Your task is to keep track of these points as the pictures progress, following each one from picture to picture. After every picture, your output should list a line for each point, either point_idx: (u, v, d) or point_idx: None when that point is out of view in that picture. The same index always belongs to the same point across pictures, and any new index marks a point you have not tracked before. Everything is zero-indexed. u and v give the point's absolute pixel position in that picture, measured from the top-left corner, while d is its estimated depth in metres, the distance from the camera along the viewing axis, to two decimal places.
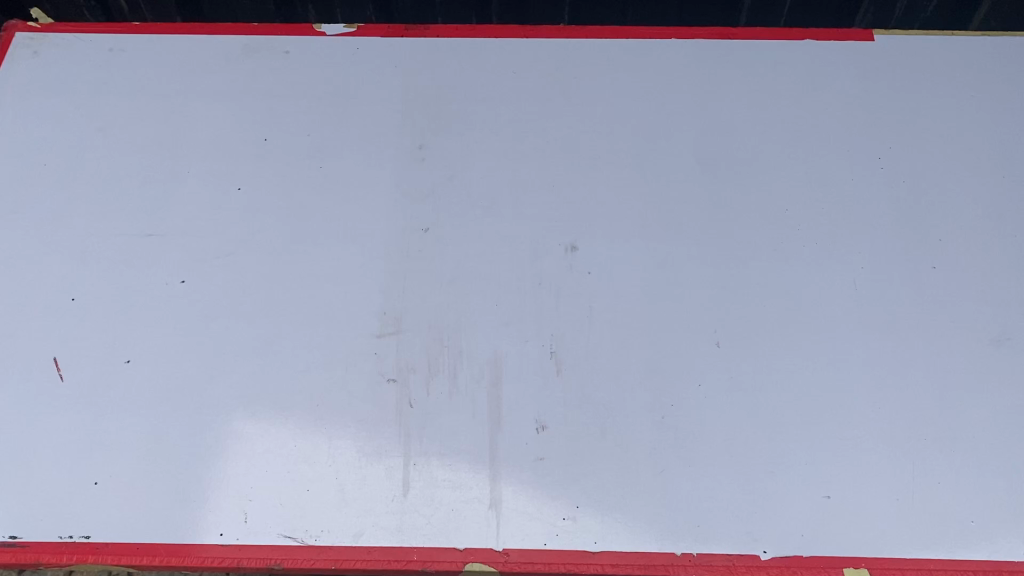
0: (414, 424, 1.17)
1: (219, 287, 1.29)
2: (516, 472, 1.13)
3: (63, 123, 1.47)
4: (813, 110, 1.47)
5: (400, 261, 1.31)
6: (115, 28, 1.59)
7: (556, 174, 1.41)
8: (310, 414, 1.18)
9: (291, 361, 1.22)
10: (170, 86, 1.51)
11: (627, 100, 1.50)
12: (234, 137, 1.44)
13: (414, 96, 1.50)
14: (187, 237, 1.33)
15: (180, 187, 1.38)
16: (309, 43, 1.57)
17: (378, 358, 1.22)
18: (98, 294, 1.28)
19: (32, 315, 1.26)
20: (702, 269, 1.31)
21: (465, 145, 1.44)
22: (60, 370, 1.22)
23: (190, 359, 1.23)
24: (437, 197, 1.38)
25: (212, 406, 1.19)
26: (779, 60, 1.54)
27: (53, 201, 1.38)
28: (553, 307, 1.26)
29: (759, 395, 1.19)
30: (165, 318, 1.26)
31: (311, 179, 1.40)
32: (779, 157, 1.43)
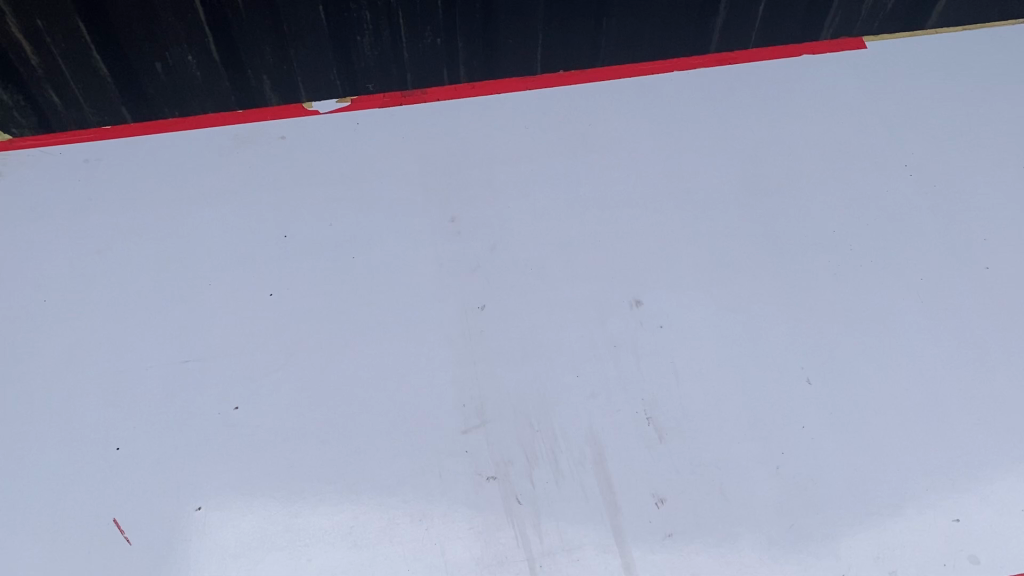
0: (529, 523, 1.10)
1: (277, 406, 1.18)
2: (648, 555, 1.08)
3: (54, 251, 1.33)
4: (831, 126, 1.48)
5: (465, 346, 1.23)
6: (84, 136, 1.47)
7: (599, 227, 1.36)
8: (415, 533, 1.09)
9: (378, 477, 1.13)
10: (166, 193, 1.40)
11: (647, 140, 1.46)
12: (252, 239, 1.34)
13: (430, 165, 1.42)
14: (230, 358, 1.23)
15: (208, 304, 1.28)
16: (303, 125, 1.48)
17: (471, 457, 1.14)
18: (148, 439, 1.16)
19: (78, 475, 1.13)
20: (771, 304, 1.28)
21: (497, 210, 1.37)
22: (125, 532, 1.09)
23: (268, 493, 1.12)
24: (484, 269, 1.31)
25: (307, 543, 1.09)
26: (783, 81, 1.54)
27: (65, 340, 1.24)
28: (636, 369, 1.21)
29: (862, 427, 1.17)
30: (229, 452, 1.15)
31: (346, 272, 1.31)
32: (811, 176, 1.42)
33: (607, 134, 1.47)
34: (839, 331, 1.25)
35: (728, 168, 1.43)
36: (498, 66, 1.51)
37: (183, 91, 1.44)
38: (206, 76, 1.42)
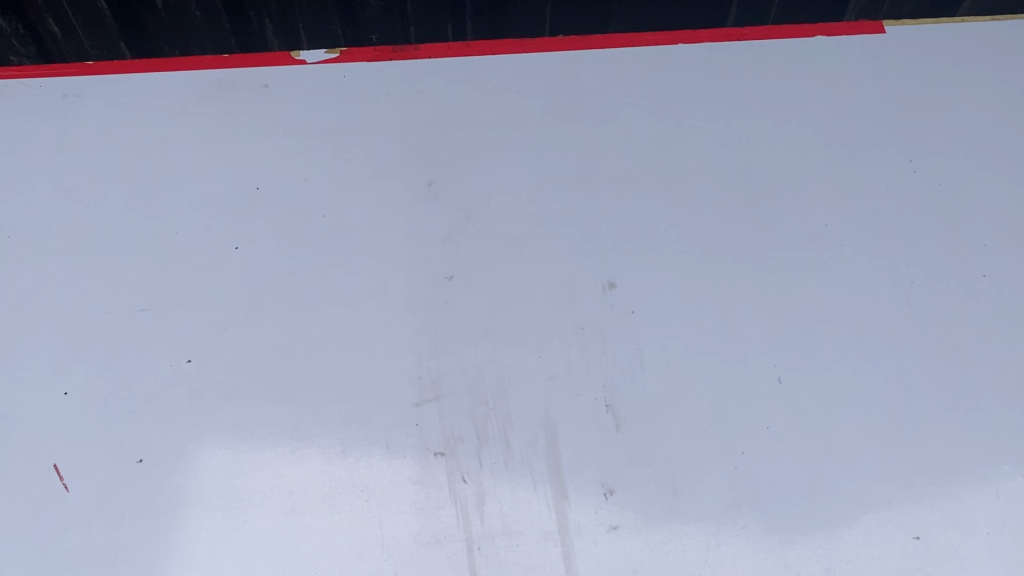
0: (472, 503, 1.07)
1: (231, 364, 1.16)
2: (589, 546, 1.06)
3: (24, 188, 1.31)
4: (837, 113, 1.41)
5: (428, 317, 1.20)
6: (65, 69, 1.42)
7: (581, 202, 1.30)
8: (356, 503, 1.07)
9: (324, 443, 1.10)
10: (141, 135, 1.36)
11: (643, 113, 1.39)
12: (224, 190, 1.31)
13: (413, 125, 1.37)
14: (188, 310, 1.20)
15: (172, 254, 1.25)
16: (287, 73, 1.42)
17: (421, 431, 1.11)
18: (97, 386, 1.14)
19: (22, 418, 1.12)
20: (751, 297, 1.22)
21: (477, 178, 1.32)
22: (65, 479, 1.07)
23: (210, 450, 1.10)
24: (457, 239, 1.26)
25: (247, 504, 1.07)
26: (794, 61, 1.46)
27: (27, 280, 1.23)
28: (601, 355, 1.17)
29: (830, 433, 1.12)
30: (176, 406, 1.13)
31: (315, 231, 1.27)
32: (810, 165, 1.35)
33: (602, 104, 1.40)
34: (818, 330, 1.20)
35: (724, 150, 1.36)
36: (498, 25, 1.43)
37: (184, 31, 1.39)
38: (206, 17, 1.37)
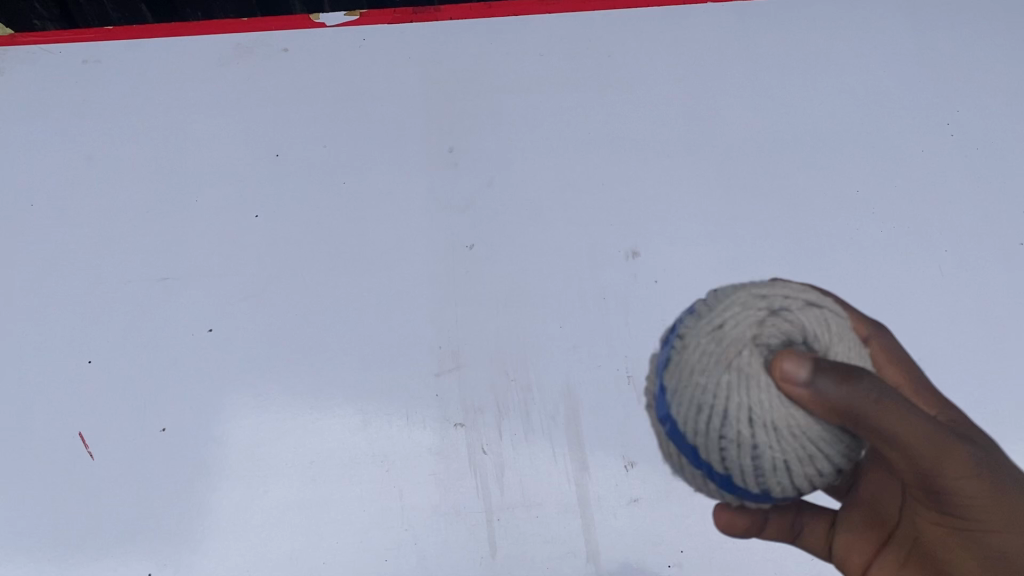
0: (492, 474, 1.06)
1: (251, 333, 1.15)
2: (609, 519, 1.04)
3: (46, 155, 1.31)
4: (872, 76, 1.36)
5: (448, 287, 1.18)
6: (85, 35, 1.41)
7: (605, 167, 1.27)
8: (377, 472, 1.07)
9: (344, 414, 1.10)
10: (161, 101, 1.35)
11: (670, 75, 1.35)
12: (243, 156, 1.29)
13: (435, 90, 1.35)
14: (209, 279, 1.20)
15: (192, 222, 1.24)
16: (307, 36, 1.40)
17: (441, 401, 1.10)
18: (120, 354, 1.15)
19: (47, 386, 1.13)
20: (778, 266, 1.19)
21: (499, 144, 1.29)
22: (89, 447, 1.09)
23: (234, 419, 1.10)
24: (478, 206, 1.24)
25: (267, 473, 1.07)
26: (827, 21, 1.41)
27: (51, 248, 1.23)
28: (623, 324, 1.14)
29: None
30: (198, 375, 1.13)
31: (335, 197, 1.25)
32: (842, 130, 1.31)
33: (626, 66, 1.36)
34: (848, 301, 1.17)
35: (753, 113, 1.32)
36: None
37: None
38: None
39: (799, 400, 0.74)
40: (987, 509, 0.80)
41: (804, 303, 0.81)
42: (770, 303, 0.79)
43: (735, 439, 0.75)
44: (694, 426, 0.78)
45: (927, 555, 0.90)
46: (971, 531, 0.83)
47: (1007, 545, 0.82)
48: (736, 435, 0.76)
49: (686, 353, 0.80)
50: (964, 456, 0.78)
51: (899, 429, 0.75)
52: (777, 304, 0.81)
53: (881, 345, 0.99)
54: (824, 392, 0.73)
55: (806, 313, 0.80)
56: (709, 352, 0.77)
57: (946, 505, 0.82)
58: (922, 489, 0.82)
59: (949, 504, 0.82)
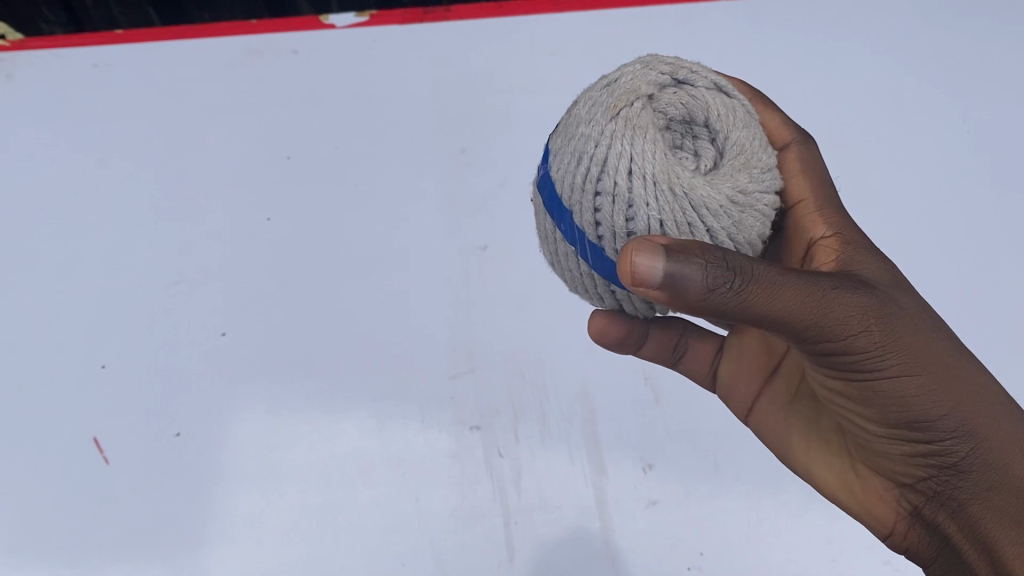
0: (508, 477, 1.05)
1: (265, 337, 1.15)
2: (628, 522, 1.03)
3: (57, 160, 1.30)
4: (887, 73, 1.35)
5: (462, 288, 1.17)
6: (95, 39, 1.40)
7: None
8: (392, 475, 1.06)
9: (359, 418, 1.10)
10: (171, 104, 1.34)
11: None
12: (255, 159, 1.29)
13: (446, 90, 1.34)
14: (222, 282, 1.19)
15: (205, 225, 1.24)
16: (317, 38, 1.39)
17: (456, 404, 1.10)
18: (134, 359, 1.14)
19: (61, 392, 1.12)
20: None
21: (511, 144, 1.29)
22: (104, 452, 1.08)
23: (248, 424, 1.10)
24: (491, 207, 1.24)
25: (282, 478, 1.06)
26: (841, 18, 1.40)
27: (64, 253, 1.23)
28: None
29: None
30: (211, 379, 1.12)
31: (347, 199, 1.25)
32: (857, 128, 1.30)
33: None
34: None
35: None
36: None
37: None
38: None
39: (649, 292, 0.55)
40: (875, 349, 0.61)
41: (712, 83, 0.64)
42: (675, 71, 0.63)
43: (614, 193, 0.59)
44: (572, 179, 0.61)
45: (854, 435, 0.72)
46: (845, 405, 0.68)
47: (948, 430, 0.64)
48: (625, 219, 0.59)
49: (574, 109, 0.64)
50: (849, 304, 0.60)
51: (779, 304, 0.57)
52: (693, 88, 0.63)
53: (801, 153, 0.80)
54: (684, 286, 0.54)
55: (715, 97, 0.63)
56: (598, 104, 0.62)
57: (834, 360, 0.63)
58: (823, 363, 0.65)
59: (839, 354, 0.63)
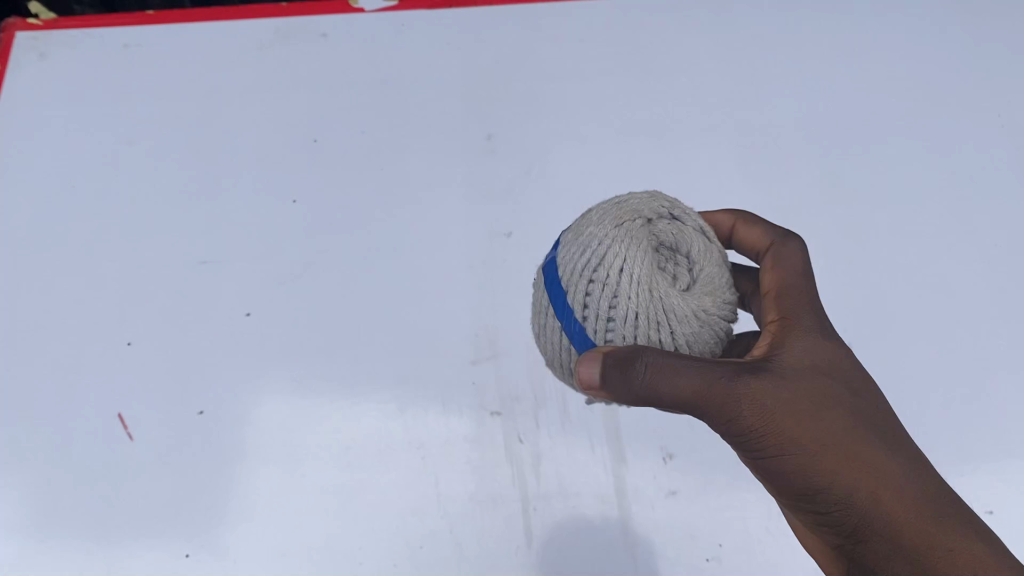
0: (528, 464, 1.05)
1: (289, 319, 1.15)
2: (646, 511, 1.03)
3: (87, 139, 1.31)
4: (921, 67, 1.33)
5: (486, 274, 1.17)
6: (126, 19, 1.41)
7: (645, 156, 1.25)
8: (413, 459, 1.06)
9: (380, 401, 1.10)
10: (200, 86, 1.35)
11: (712, 64, 1.33)
12: (282, 142, 1.29)
13: (473, 77, 1.33)
14: (247, 263, 1.20)
15: (231, 207, 1.24)
16: (346, 22, 1.39)
17: (477, 390, 1.10)
18: (158, 337, 1.15)
19: (87, 367, 1.14)
20: (822, 259, 1.17)
21: (538, 131, 1.28)
22: (129, 428, 1.09)
23: (270, 404, 1.10)
24: (516, 193, 1.23)
25: (302, 457, 1.07)
26: (874, 11, 1.38)
27: (92, 231, 1.24)
28: None
29: (904, 403, 1.08)
30: (236, 359, 1.13)
31: (373, 184, 1.25)
32: (888, 122, 1.29)
33: (669, 55, 1.34)
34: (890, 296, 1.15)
35: (797, 103, 1.30)
36: None
37: None
38: None
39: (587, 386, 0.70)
40: (761, 433, 0.70)
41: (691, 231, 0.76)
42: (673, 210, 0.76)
43: (603, 282, 0.70)
44: (623, 251, 0.70)
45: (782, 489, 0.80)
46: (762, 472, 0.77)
47: (833, 507, 0.71)
48: (647, 266, 0.70)
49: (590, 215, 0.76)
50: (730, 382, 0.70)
51: (676, 386, 0.67)
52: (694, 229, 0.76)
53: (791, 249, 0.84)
54: (611, 387, 0.67)
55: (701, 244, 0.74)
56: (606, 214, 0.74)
57: (731, 440, 0.73)
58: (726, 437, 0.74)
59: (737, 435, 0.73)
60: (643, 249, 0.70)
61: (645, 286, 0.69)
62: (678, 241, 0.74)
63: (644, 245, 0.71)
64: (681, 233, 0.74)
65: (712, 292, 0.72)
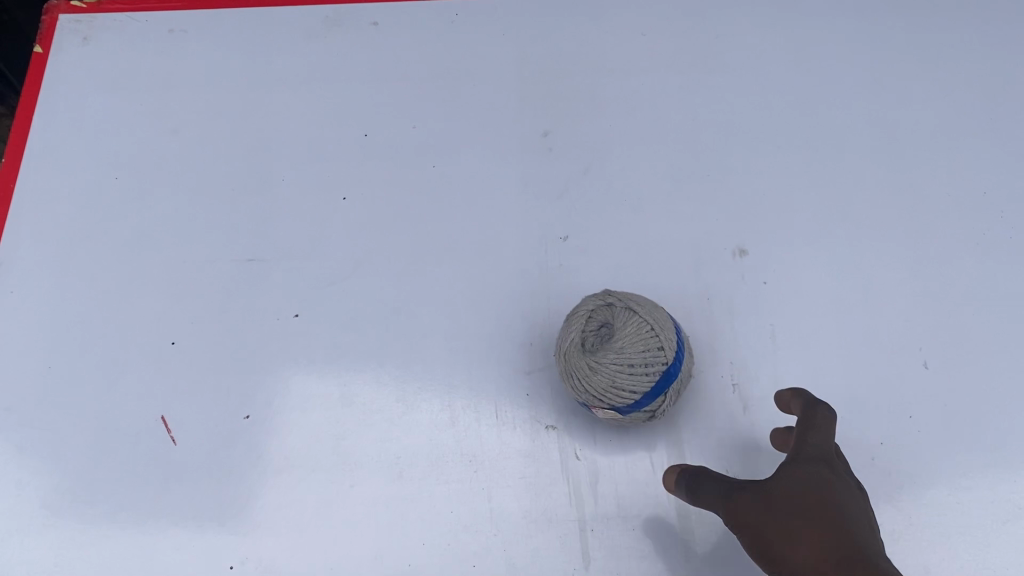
0: (585, 481, 1.01)
1: (337, 322, 1.11)
2: (709, 535, 0.98)
3: (130, 127, 1.27)
4: (1004, 68, 1.25)
5: (542, 280, 1.12)
6: (172, 3, 1.37)
7: (710, 158, 1.19)
8: (466, 472, 1.02)
9: (432, 411, 1.06)
10: (247, 75, 1.31)
11: (782, 61, 1.27)
12: (331, 135, 1.25)
13: (530, 71, 1.28)
14: (295, 262, 1.16)
15: (278, 202, 1.20)
16: (398, 10, 1.34)
17: (532, 402, 1.05)
18: (204, 336, 1.11)
19: (130, 366, 1.10)
20: (898, 273, 1.11)
21: (597, 129, 1.23)
22: (173, 432, 1.06)
23: (319, 410, 1.06)
24: (573, 195, 1.18)
25: (351, 467, 1.03)
26: (953, 8, 1.31)
27: (134, 223, 1.20)
28: (727, 328, 1.08)
29: (983, 429, 1.02)
30: (282, 363, 1.09)
31: (424, 182, 1.20)
32: (969, 124, 1.21)
33: (735, 50, 1.28)
34: (970, 312, 1.09)
35: (872, 104, 1.23)
36: None
37: None
38: None
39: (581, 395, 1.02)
40: None
41: (621, 308, 0.89)
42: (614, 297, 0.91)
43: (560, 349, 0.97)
44: (561, 338, 0.92)
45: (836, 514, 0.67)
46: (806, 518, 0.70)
47: None
48: (570, 338, 0.90)
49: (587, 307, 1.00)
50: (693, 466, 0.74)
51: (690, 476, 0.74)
52: (632, 303, 0.89)
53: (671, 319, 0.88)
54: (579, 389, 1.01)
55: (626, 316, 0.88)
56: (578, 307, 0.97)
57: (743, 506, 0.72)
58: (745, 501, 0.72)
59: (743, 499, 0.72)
60: (570, 329, 0.90)
61: (564, 355, 0.91)
62: (611, 318, 0.90)
63: (575, 327, 0.91)
64: (615, 311, 0.90)
65: (610, 350, 0.86)
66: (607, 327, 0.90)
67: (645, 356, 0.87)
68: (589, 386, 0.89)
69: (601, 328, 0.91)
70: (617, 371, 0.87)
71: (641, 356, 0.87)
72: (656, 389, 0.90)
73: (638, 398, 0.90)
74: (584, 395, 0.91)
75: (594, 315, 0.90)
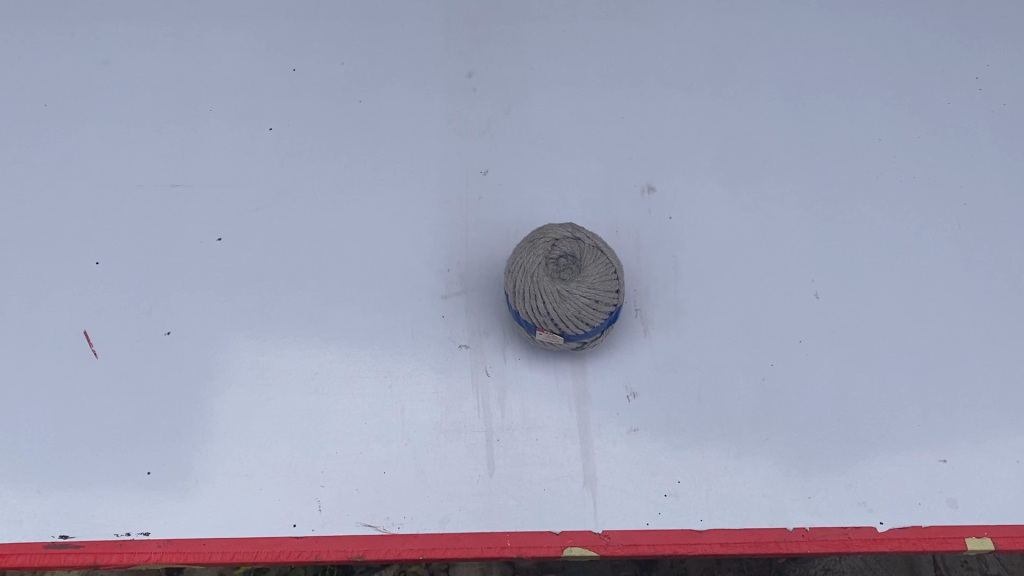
0: (494, 396, 1.06)
1: (259, 245, 1.15)
2: (608, 447, 1.03)
3: (59, 54, 1.28)
4: (902, 26, 1.33)
5: (460, 211, 1.17)
6: None
7: (624, 103, 1.26)
8: (381, 386, 1.06)
9: (349, 330, 1.10)
10: (178, 9, 1.33)
11: (697, 14, 1.33)
12: (260, 69, 1.28)
13: (457, 14, 1.32)
14: (219, 188, 1.19)
15: (205, 130, 1.23)
16: None
17: (448, 323, 1.10)
18: (128, 257, 1.14)
19: (53, 284, 1.12)
20: (794, 211, 1.18)
21: (519, 71, 1.28)
22: (93, 344, 1.08)
23: (239, 330, 1.10)
24: (494, 132, 1.23)
25: (269, 382, 1.07)
26: None
27: (60, 146, 1.21)
28: (633, 260, 1.14)
29: (866, 353, 1.09)
30: (204, 283, 1.12)
31: (350, 116, 1.24)
32: (868, 77, 1.29)
33: (654, 4, 1.34)
34: (861, 249, 1.16)
35: (780, 56, 1.30)
36: None
37: None
38: None
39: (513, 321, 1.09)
40: None
41: (584, 248, 1.02)
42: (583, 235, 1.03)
43: None
44: (523, 259, 1.01)
45: None
46: None
47: None
48: (535, 262, 1.00)
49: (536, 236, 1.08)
50: None
51: None
52: (598, 244, 1.03)
53: None
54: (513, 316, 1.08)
55: (594, 255, 1.02)
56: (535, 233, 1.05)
57: None
58: None
59: None
60: (536, 253, 1.01)
61: (530, 276, 1.00)
62: (577, 253, 1.02)
63: (541, 251, 1.01)
64: (582, 247, 1.02)
65: (583, 284, 0.99)
66: (573, 260, 1.02)
67: (607, 294, 1.01)
68: (554, 316, 0.99)
69: (564, 257, 1.02)
70: (584, 303, 0.99)
71: (606, 295, 1.00)
72: (603, 325, 1.03)
73: (589, 329, 1.02)
74: (539, 316, 1.00)
75: (560, 245, 1.02)
